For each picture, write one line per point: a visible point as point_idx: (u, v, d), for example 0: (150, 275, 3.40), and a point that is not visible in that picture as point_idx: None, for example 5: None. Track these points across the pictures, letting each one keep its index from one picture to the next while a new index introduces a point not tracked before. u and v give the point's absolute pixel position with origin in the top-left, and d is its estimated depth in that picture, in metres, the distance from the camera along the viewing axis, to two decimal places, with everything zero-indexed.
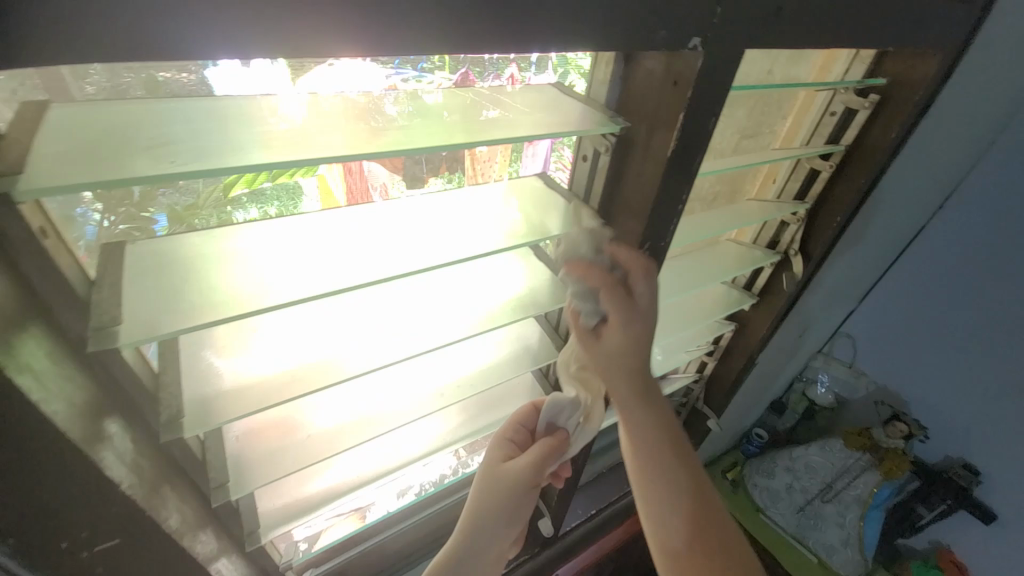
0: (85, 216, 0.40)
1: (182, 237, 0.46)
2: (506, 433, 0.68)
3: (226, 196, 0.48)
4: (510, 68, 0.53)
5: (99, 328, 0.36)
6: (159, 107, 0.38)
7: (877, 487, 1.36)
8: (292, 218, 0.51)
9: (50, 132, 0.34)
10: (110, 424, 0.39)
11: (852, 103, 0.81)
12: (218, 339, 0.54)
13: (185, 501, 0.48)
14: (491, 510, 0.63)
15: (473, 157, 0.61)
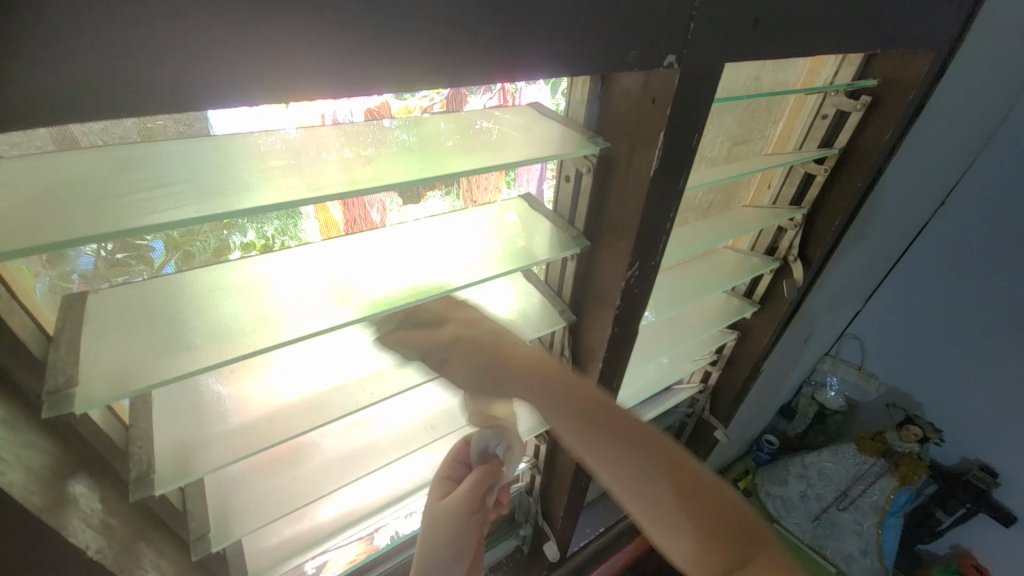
0: (78, 249, 0.40)
1: (177, 275, 0.44)
2: (442, 472, 0.65)
3: (222, 222, 0.45)
4: (501, 82, 0.53)
5: (53, 392, 0.34)
6: (133, 150, 0.37)
7: (894, 493, 1.32)
8: (288, 251, 0.50)
9: (18, 180, 0.33)
10: (75, 485, 0.38)
11: (844, 106, 0.79)
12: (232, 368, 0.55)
13: (162, 555, 0.46)
14: (432, 548, 0.60)
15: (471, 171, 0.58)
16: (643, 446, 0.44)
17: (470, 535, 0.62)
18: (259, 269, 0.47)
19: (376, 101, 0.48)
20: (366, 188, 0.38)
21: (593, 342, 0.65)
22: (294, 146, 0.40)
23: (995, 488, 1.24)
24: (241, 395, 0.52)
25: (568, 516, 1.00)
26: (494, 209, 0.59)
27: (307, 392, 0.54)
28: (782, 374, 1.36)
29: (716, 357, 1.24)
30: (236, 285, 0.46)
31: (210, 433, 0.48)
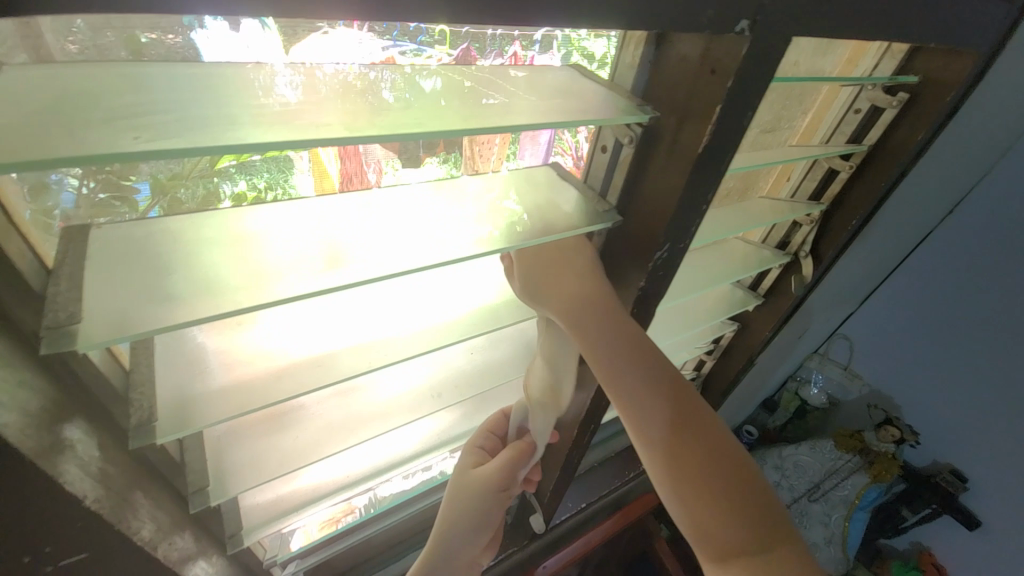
0: (60, 183, 0.36)
1: (166, 219, 0.41)
2: (478, 441, 0.74)
3: (212, 167, 0.42)
4: (514, 46, 0.46)
5: (53, 327, 0.31)
6: (123, 71, 0.33)
7: (865, 489, 1.38)
8: (281, 205, 0.46)
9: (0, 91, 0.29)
10: (71, 428, 0.35)
11: (879, 101, 0.77)
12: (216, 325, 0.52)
13: (160, 506, 0.44)
14: (459, 512, 0.68)
15: (474, 138, 0.53)
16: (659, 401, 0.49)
17: (495, 503, 0.69)
18: (252, 223, 0.44)
19: (380, 56, 0.42)
20: (404, 134, 0.35)
21: None
22: (312, 88, 0.37)
23: (961, 492, 1.30)
24: (229, 354, 0.50)
25: (556, 491, 1.02)
26: (494, 184, 0.54)
27: (304, 355, 0.51)
28: (769, 369, 1.38)
29: (712, 347, 1.26)
30: (232, 236, 0.42)
31: (195, 389, 0.45)
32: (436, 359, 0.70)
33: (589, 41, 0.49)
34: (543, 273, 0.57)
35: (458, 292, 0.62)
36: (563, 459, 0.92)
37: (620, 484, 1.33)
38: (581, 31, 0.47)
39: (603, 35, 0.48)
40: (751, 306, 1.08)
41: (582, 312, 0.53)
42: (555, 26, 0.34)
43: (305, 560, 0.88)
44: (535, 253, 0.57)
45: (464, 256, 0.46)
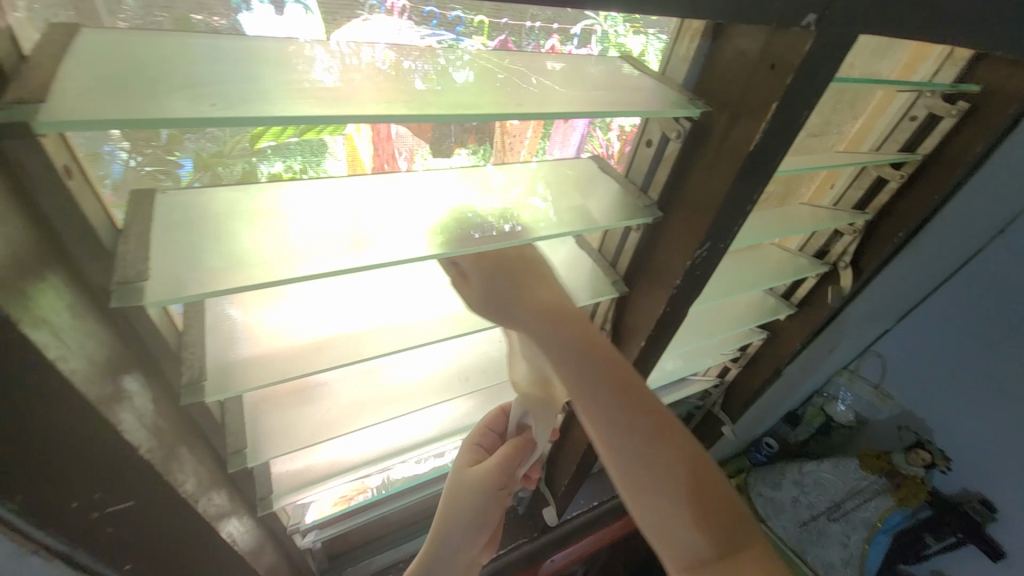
0: (112, 155, 0.37)
1: (211, 192, 0.42)
2: (476, 438, 0.71)
3: (252, 146, 0.42)
4: (551, 40, 0.46)
5: (122, 283, 0.33)
6: (185, 44, 0.34)
7: (888, 513, 1.34)
8: (310, 183, 0.45)
9: (81, 57, 0.30)
10: (129, 381, 0.37)
11: (936, 109, 0.73)
12: (243, 301, 0.52)
13: (201, 462, 0.47)
14: (457, 509, 0.65)
15: (506, 128, 0.52)
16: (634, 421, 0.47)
17: (494, 501, 0.65)
18: (281, 201, 0.44)
19: (418, 43, 0.41)
20: (457, 116, 0.36)
21: (641, 317, 0.64)
22: (360, 64, 0.37)
23: (988, 522, 1.27)
24: (251, 329, 0.50)
25: (571, 485, 1.02)
26: (522, 179, 0.53)
27: (319, 335, 0.52)
28: (795, 381, 1.35)
29: (738, 355, 1.23)
30: (257, 210, 0.43)
31: (225, 356, 0.46)
32: (455, 347, 0.71)
33: (627, 38, 0.48)
34: (496, 279, 0.51)
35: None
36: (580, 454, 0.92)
37: None
38: (619, 26, 0.46)
39: (642, 31, 0.47)
40: (782, 315, 1.05)
41: (543, 328, 0.49)
42: (602, 10, 0.33)
43: (324, 531, 0.92)
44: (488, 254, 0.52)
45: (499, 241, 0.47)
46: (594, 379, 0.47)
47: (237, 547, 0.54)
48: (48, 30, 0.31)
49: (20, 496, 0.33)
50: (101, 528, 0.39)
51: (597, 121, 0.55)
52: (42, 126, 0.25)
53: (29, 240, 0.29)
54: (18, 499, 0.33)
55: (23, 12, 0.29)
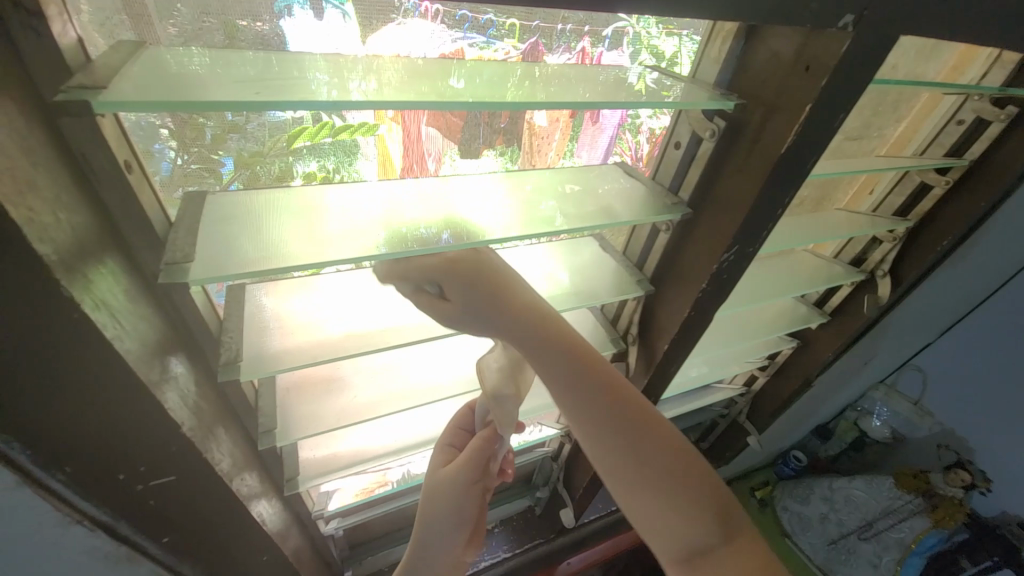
0: (161, 153, 0.39)
1: (249, 192, 0.45)
2: (446, 438, 0.66)
3: (289, 146, 0.44)
4: (582, 42, 0.46)
5: (171, 264, 0.36)
6: (232, 50, 0.36)
7: (924, 534, 1.28)
8: (345, 187, 0.48)
9: (139, 58, 0.32)
10: (175, 363, 0.39)
11: (985, 113, 0.70)
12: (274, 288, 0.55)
13: (234, 443, 0.50)
14: (432, 510, 0.61)
15: (533, 130, 0.53)
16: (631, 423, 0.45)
17: (471, 500, 0.61)
18: (320, 199, 0.46)
19: (450, 47, 0.42)
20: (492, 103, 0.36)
21: (666, 319, 0.64)
22: (395, 65, 0.38)
23: None
24: (283, 321, 0.52)
25: (589, 487, 1.02)
26: (549, 178, 0.55)
27: (343, 330, 0.52)
28: (827, 393, 1.30)
29: (767, 363, 1.20)
30: (299, 205, 0.45)
31: (259, 345, 0.48)
32: (476, 348, 0.72)
33: (660, 39, 0.47)
34: (474, 292, 0.44)
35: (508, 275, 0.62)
36: None
37: None
38: (653, 27, 0.46)
39: (676, 32, 0.46)
40: (814, 324, 1.02)
41: (525, 334, 0.45)
42: (632, 12, 0.33)
43: (346, 519, 0.95)
44: (465, 266, 0.44)
45: (525, 233, 0.47)
46: (575, 379, 0.45)
47: (267, 528, 0.56)
48: (118, 41, 0.34)
49: (69, 467, 0.37)
50: (145, 499, 0.42)
51: (627, 122, 0.56)
52: (101, 104, 0.26)
53: (92, 227, 0.31)
54: (67, 470, 0.37)
55: (90, 17, 0.32)
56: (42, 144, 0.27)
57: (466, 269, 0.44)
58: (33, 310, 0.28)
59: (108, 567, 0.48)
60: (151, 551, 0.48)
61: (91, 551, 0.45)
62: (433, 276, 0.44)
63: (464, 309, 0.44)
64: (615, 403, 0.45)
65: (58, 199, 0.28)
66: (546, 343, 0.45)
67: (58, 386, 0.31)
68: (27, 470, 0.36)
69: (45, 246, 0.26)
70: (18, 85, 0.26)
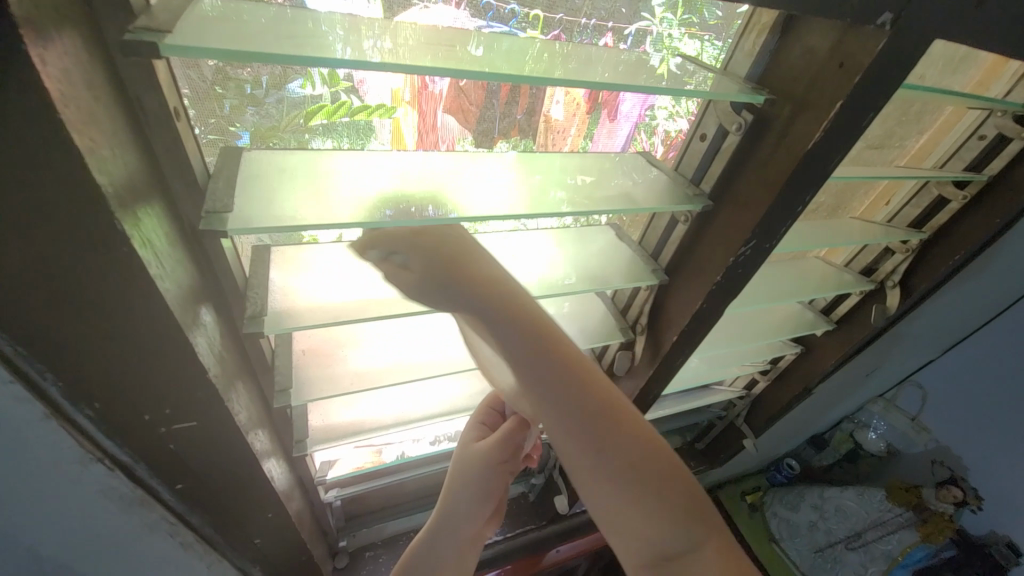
0: None
1: (268, 156, 0.45)
2: (478, 416, 0.66)
3: (305, 124, 0.46)
4: (604, 40, 0.46)
5: (211, 212, 0.37)
6: (275, 5, 0.37)
7: (911, 547, 1.29)
8: (359, 155, 0.48)
9: (193, 5, 0.33)
10: (204, 312, 0.40)
11: (1007, 130, 0.70)
12: (280, 257, 0.55)
13: (251, 399, 0.51)
14: (462, 485, 0.61)
15: (550, 124, 0.54)
16: (595, 402, 0.36)
17: (498, 480, 0.61)
18: (333, 167, 0.46)
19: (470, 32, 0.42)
20: (529, 77, 0.38)
21: (676, 310, 0.65)
22: (432, 34, 0.39)
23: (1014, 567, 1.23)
24: (288, 292, 0.51)
25: None
26: (561, 166, 0.54)
27: (357, 298, 0.53)
28: (826, 403, 1.31)
29: (768, 367, 1.21)
30: (319, 170, 0.46)
31: (280, 306, 0.49)
32: None
33: (681, 42, 0.47)
34: (429, 257, 0.41)
35: (526, 256, 0.62)
36: None
37: None
38: (675, 28, 0.46)
39: (698, 35, 0.47)
40: (820, 331, 1.02)
41: (473, 292, 0.38)
42: None
43: (343, 491, 0.94)
44: (428, 237, 0.43)
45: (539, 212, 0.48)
46: (530, 346, 0.37)
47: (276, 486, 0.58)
48: None
49: (97, 404, 0.38)
50: (165, 443, 0.43)
51: (644, 122, 0.56)
52: (167, 49, 0.28)
53: (142, 168, 0.33)
54: (96, 406, 0.38)
55: None
56: (102, 81, 0.29)
57: (423, 242, 0.42)
58: (84, 240, 0.29)
59: (121, 508, 0.49)
60: (164, 496, 0.50)
61: (105, 491, 0.47)
62: (397, 246, 0.43)
63: (421, 274, 0.41)
64: (573, 380, 0.36)
65: (115, 136, 0.29)
66: (492, 300, 0.38)
67: (97, 319, 0.33)
68: (55, 404, 0.38)
69: (103, 177, 0.27)
70: (85, 23, 0.27)
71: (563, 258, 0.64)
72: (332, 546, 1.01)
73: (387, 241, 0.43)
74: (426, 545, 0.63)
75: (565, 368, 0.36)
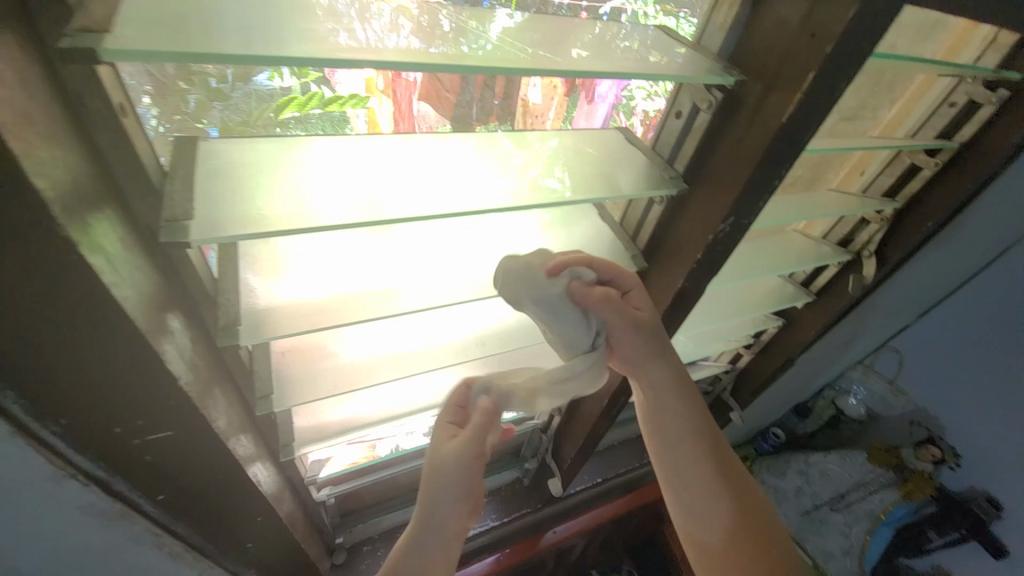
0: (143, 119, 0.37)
1: (229, 149, 0.43)
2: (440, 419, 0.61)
3: (276, 117, 0.44)
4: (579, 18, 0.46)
5: (170, 221, 0.35)
6: None
7: (893, 506, 1.35)
8: (335, 140, 0.46)
9: None
10: (172, 319, 0.39)
11: (977, 96, 0.71)
12: (258, 258, 0.52)
13: (230, 404, 0.50)
14: (439, 485, 0.55)
15: (528, 108, 0.53)
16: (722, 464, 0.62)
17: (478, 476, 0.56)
18: (305, 158, 0.45)
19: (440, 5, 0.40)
20: (495, 66, 0.36)
21: (657, 291, 0.65)
22: (391, 17, 0.37)
23: (993, 520, 1.24)
24: (268, 299, 0.49)
25: (577, 459, 1.05)
26: (538, 162, 0.52)
27: (336, 292, 0.52)
28: (808, 373, 1.34)
29: (752, 341, 1.23)
30: (287, 161, 0.44)
31: (255, 303, 0.48)
32: (466, 317, 0.72)
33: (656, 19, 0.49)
34: (651, 316, 0.60)
35: (512, 241, 0.61)
36: (590, 427, 0.94)
37: (638, 466, 1.36)
38: (649, 6, 0.47)
39: (672, 12, 0.48)
40: (800, 303, 1.04)
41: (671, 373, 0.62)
42: None
43: (336, 488, 0.93)
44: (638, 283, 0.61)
45: (514, 205, 0.47)
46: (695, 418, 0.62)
47: (263, 489, 0.57)
48: None
49: (64, 419, 0.37)
50: (142, 454, 0.42)
51: (622, 103, 0.56)
52: (108, 54, 0.27)
53: (88, 171, 0.31)
54: (63, 422, 0.37)
55: None
56: (37, 80, 0.27)
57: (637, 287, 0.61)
58: (28, 249, 0.27)
59: (104, 522, 0.48)
60: (146, 508, 0.48)
61: (83, 507, 0.45)
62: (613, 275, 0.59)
63: (648, 316, 0.60)
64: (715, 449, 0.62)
65: (56, 136, 0.27)
66: (679, 383, 0.62)
67: (51, 329, 0.31)
68: (20, 422, 0.36)
69: (42, 181, 0.26)
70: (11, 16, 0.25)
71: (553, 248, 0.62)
72: (329, 543, 1.01)
73: (604, 270, 0.58)
74: (409, 556, 0.55)
75: (709, 437, 0.62)
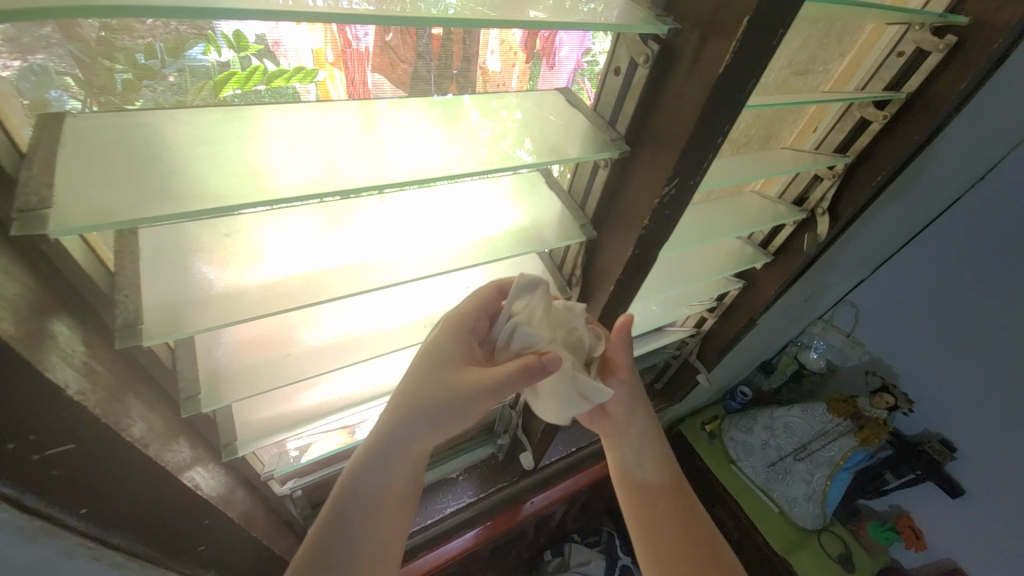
0: (61, 101, 0.36)
1: (152, 123, 0.38)
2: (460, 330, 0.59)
3: (217, 96, 0.41)
4: None
5: (24, 211, 0.30)
6: None
7: (851, 452, 1.41)
8: (293, 113, 0.43)
9: None
10: (53, 323, 0.35)
11: (925, 43, 0.70)
12: (222, 249, 0.47)
13: (148, 411, 0.46)
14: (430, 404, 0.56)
15: (488, 76, 0.49)
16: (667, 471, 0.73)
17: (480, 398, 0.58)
18: (258, 132, 0.41)
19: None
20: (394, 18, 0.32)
21: (609, 261, 0.63)
22: None
23: (948, 461, 1.29)
24: (224, 278, 0.45)
25: (546, 431, 1.05)
26: (498, 125, 0.49)
27: (300, 271, 0.48)
28: (771, 331, 1.37)
29: (715, 304, 1.25)
30: (224, 136, 0.40)
31: (177, 291, 0.43)
32: (423, 296, 0.69)
33: None
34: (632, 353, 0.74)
35: (475, 213, 0.59)
36: None
37: None
38: None
39: None
40: (759, 264, 1.05)
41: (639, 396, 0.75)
42: None
43: (301, 479, 0.93)
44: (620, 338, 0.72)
45: (478, 171, 0.44)
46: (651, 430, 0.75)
47: (204, 492, 0.54)
48: None
49: None
50: (44, 471, 0.38)
51: (583, 68, 0.52)
52: None
53: None
54: None
55: None
56: None
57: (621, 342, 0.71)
58: None
59: (23, 542, 0.44)
60: (69, 524, 0.45)
61: None
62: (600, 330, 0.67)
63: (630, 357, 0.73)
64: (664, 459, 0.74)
65: None
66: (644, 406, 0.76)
67: None
68: None
69: None
70: None
71: (521, 220, 0.59)
72: None
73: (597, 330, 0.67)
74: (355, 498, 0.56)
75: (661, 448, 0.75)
